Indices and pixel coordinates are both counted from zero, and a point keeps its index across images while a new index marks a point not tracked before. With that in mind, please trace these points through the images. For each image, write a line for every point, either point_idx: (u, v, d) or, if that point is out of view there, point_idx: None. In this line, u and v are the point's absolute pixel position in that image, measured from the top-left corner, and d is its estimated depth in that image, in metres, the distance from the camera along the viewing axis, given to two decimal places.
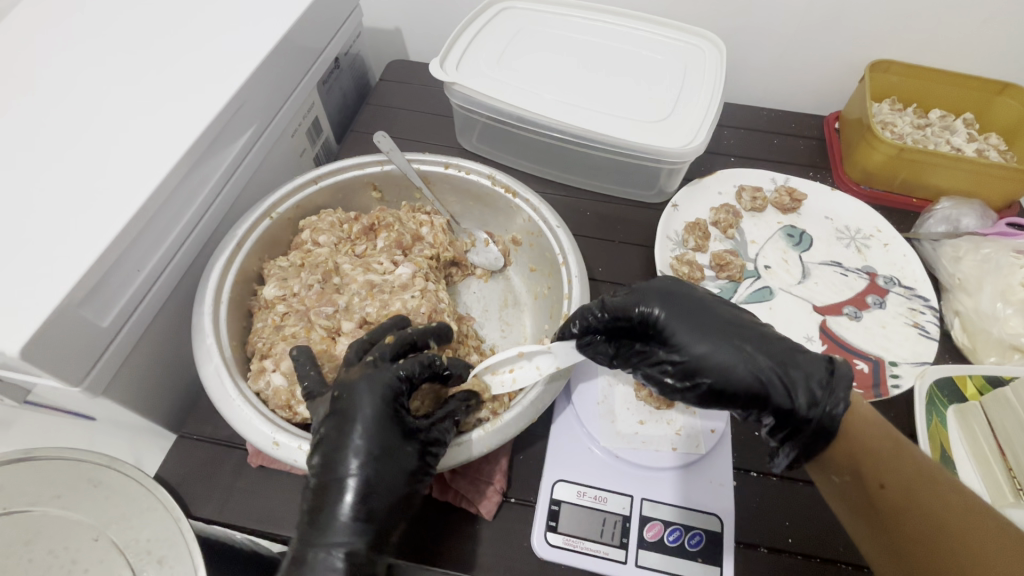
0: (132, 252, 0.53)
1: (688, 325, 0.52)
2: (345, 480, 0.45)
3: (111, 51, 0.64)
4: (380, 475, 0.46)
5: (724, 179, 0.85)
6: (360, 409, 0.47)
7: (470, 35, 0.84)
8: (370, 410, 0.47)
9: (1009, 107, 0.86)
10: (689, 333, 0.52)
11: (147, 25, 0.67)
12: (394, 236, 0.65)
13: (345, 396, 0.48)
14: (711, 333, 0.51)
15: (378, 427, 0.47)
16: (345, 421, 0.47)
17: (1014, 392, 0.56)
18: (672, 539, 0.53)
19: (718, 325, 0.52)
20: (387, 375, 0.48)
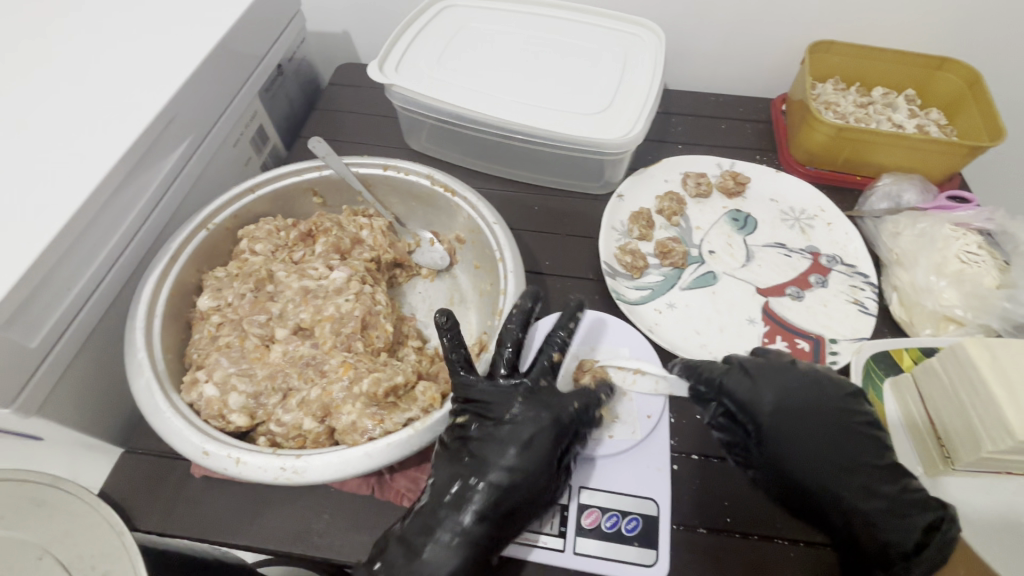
0: (60, 272, 0.53)
1: (776, 395, 0.56)
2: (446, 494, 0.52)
3: (33, 66, 0.63)
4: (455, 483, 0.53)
5: (669, 167, 0.86)
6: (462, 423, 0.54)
7: (410, 36, 0.84)
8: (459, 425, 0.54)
9: (948, 82, 0.87)
10: (769, 398, 0.56)
11: (69, 37, 0.66)
12: (331, 241, 0.66)
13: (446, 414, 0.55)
14: (800, 411, 0.55)
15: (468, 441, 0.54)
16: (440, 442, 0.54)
17: (938, 361, 0.57)
18: (609, 525, 0.54)
19: (806, 404, 0.55)
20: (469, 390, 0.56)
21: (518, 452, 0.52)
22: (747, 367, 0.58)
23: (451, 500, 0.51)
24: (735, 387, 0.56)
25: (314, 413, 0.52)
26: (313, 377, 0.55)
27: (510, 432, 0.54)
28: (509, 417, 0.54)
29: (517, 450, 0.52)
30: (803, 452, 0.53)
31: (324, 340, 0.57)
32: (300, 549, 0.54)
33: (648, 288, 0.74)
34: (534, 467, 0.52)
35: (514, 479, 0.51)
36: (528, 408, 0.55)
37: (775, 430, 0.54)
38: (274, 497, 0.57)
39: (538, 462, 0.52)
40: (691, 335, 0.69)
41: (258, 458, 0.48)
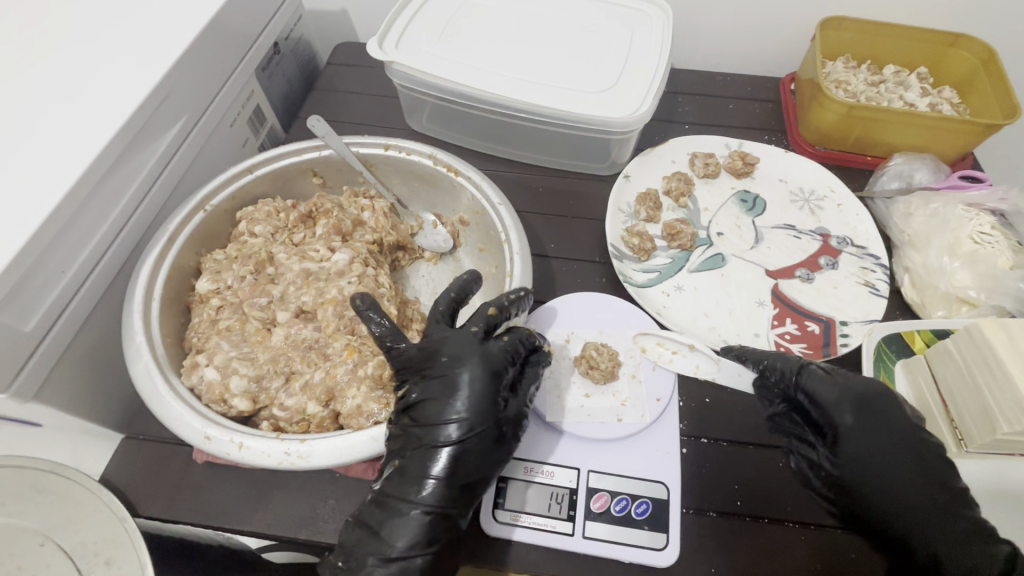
0: (54, 253, 0.51)
1: (857, 407, 0.53)
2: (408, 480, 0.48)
3: (19, 41, 0.60)
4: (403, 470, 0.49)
5: (676, 148, 0.84)
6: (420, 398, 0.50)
7: (409, 13, 0.81)
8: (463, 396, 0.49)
9: (961, 59, 0.85)
10: (843, 409, 0.53)
11: (56, 10, 0.64)
12: (332, 223, 0.64)
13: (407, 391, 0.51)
14: (876, 426, 0.52)
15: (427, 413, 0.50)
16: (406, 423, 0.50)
17: (952, 341, 0.56)
18: (618, 509, 0.53)
19: (882, 419, 0.52)
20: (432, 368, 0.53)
21: (468, 405, 0.49)
22: (840, 376, 0.55)
23: (410, 477, 0.48)
24: (814, 384, 0.54)
25: (318, 397, 0.51)
26: (316, 360, 0.54)
27: (438, 386, 0.50)
28: (454, 374, 0.50)
29: (467, 399, 0.49)
30: (877, 462, 0.51)
31: (326, 324, 0.55)
32: (306, 534, 0.53)
33: (656, 270, 0.72)
34: (479, 416, 0.48)
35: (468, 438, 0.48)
36: (455, 365, 0.50)
37: (856, 429, 0.52)
38: (278, 483, 0.56)
39: (484, 414, 0.49)
40: (699, 318, 0.68)
41: (256, 442, 0.47)
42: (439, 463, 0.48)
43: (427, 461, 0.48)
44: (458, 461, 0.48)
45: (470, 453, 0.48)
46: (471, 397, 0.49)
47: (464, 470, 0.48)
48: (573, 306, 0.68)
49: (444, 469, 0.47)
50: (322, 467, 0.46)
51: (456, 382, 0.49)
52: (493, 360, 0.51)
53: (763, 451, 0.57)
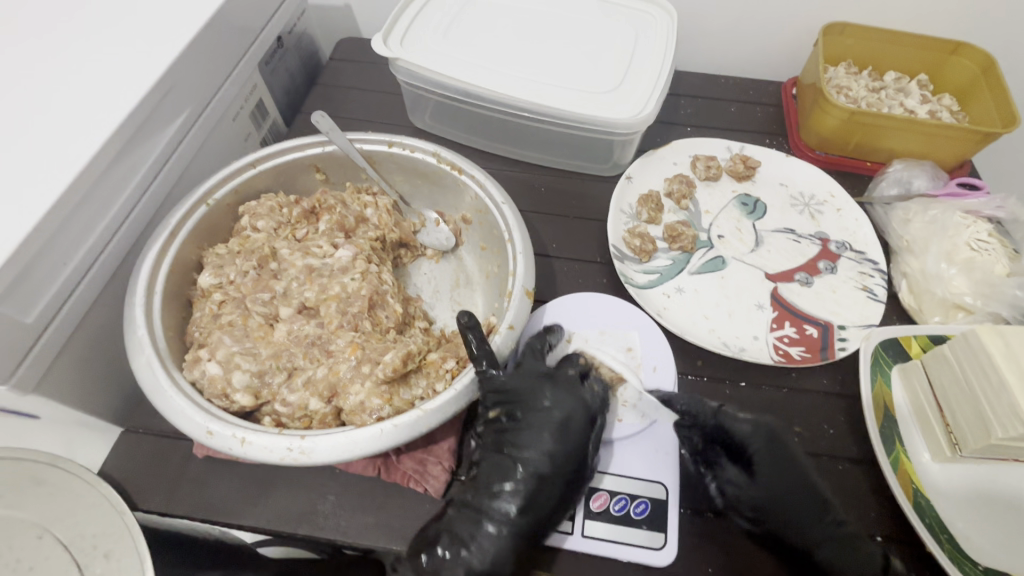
0: (55, 245, 0.51)
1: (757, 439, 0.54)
2: (511, 489, 0.51)
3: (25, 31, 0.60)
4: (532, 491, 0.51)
5: (679, 149, 0.85)
6: (548, 414, 0.54)
7: (415, 10, 0.81)
8: (561, 424, 0.53)
9: (961, 68, 0.86)
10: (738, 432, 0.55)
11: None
12: (335, 219, 0.64)
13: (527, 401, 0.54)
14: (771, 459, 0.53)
15: (561, 442, 0.52)
16: (526, 430, 0.53)
17: (948, 347, 0.57)
18: (617, 508, 0.54)
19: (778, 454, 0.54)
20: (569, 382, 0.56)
21: (557, 456, 0.52)
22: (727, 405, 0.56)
23: (492, 497, 0.51)
24: (734, 422, 0.55)
25: (320, 393, 0.51)
26: (319, 357, 0.54)
27: (544, 419, 0.54)
28: (549, 409, 0.54)
29: (557, 438, 0.53)
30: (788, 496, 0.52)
31: (329, 320, 0.55)
32: (305, 530, 0.53)
33: (656, 272, 0.73)
34: (560, 472, 0.51)
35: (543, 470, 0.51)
36: (551, 401, 0.54)
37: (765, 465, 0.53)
38: (278, 478, 0.56)
39: (572, 451, 0.52)
40: (699, 319, 0.69)
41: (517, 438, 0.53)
42: (522, 498, 0.51)
43: (510, 492, 0.51)
44: (543, 500, 0.51)
45: (555, 489, 0.51)
46: (556, 448, 0.52)
47: (551, 502, 0.51)
48: (572, 306, 0.68)
49: (517, 509, 0.50)
50: (325, 463, 0.46)
51: (553, 423, 0.53)
52: (591, 403, 0.55)
53: None
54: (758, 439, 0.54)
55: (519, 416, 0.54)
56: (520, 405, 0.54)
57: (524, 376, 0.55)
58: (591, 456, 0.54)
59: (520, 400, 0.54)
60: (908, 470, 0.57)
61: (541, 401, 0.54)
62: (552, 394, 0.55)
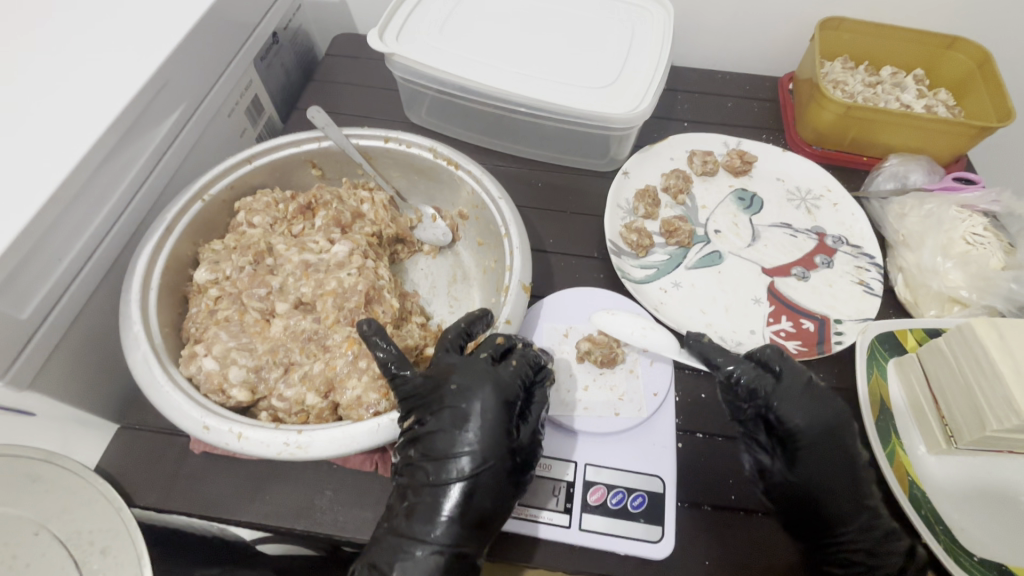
0: (50, 241, 0.51)
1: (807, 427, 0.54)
2: (447, 488, 0.48)
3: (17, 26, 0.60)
4: (477, 488, 0.48)
5: (676, 145, 0.85)
6: (472, 406, 0.49)
7: (411, 5, 0.81)
8: (487, 413, 0.49)
9: (957, 62, 0.86)
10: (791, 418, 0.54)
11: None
12: (331, 214, 0.64)
13: (456, 394, 0.50)
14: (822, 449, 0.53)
15: (490, 435, 0.48)
16: (456, 424, 0.49)
17: (945, 340, 0.57)
18: (615, 502, 0.54)
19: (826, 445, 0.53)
20: (480, 363, 0.52)
21: (480, 454, 0.48)
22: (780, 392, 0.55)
23: (423, 512, 0.47)
24: (787, 411, 0.54)
25: (317, 388, 0.51)
26: (316, 352, 0.54)
27: (455, 417, 0.49)
28: (465, 404, 0.50)
29: (475, 433, 0.48)
30: (831, 483, 0.52)
31: (326, 315, 0.55)
32: (303, 526, 0.53)
33: (653, 267, 0.73)
34: (480, 472, 0.47)
35: (476, 465, 0.48)
36: (466, 396, 0.50)
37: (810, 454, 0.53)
38: (275, 473, 0.56)
39: (496, 445, 0.48)
40: (696, 314, 0.69)
41: (439, 435, 0.49)
42: (451, 501, 0.47)
43: (437, 499, 0.48)
44: (475, 500, 0.47)
45: (487, 489, 0.48)
46: (480, 445, 0.48)
47: (483, 502, 0.47)
48: (569, 301, 0.68)
49: (455, 507, 0.47)
50: (322, 457, 0.46)
51: (464, 419, 0.49)
52: (506, 387, 0.51)
53: None
54: (812, 433, 0.54)
55: (430, 419, 0.49)
56: (430, 403, 0.50)
57: (458, 369, 0.51)
58: (521, 445, 0.50)
59: (426, 400, 0.50)
60: (904, 462, 0.57)
61: (450, 396, 0.50)
62: (458, 385, 0.50)
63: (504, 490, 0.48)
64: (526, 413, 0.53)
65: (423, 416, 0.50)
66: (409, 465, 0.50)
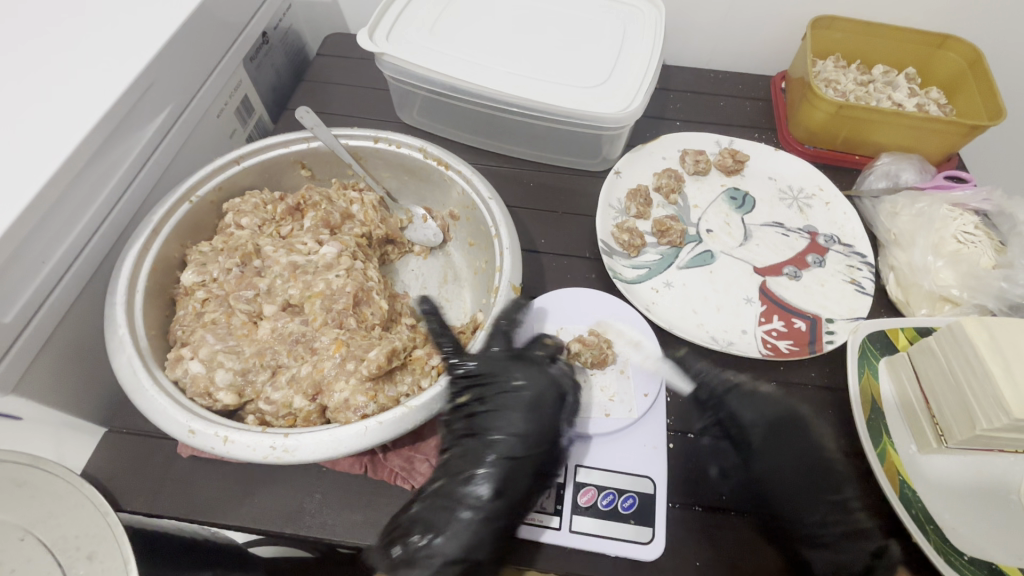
0: (33, 244, 0.50)
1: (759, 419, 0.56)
2: (495, 462, 0.51)
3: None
4: (525, 462, 0.51)
5: (668, 144, 0.84)
6: (531, 392, 0.54)
7: (401, 5, 0.81)
8: (542, 401, 0.54)
9: (948, 61, 0.86)
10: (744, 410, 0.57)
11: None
12: (320, 215, 0.63)
13: (512, 380, 0.54)
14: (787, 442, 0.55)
15: (542, 417, 0.53)
16: (510, 404, 0.53)
17: (936, 340, 0.57)
18: (605, 503, 0.53)
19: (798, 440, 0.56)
20: (538, 362, 0.57)
21: (535, 438, 0.52)
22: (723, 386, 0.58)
23: (469, 484, 0.50)
24: (736, 404, 0.57)
25: (305, 391, 0.51)
26: (304, 354, 0.54)
27: (515, 400, 0.53)
28: (520, 390, 0.54)
29: (529, 419, 0.53)
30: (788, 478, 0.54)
31: (314, 317, 0.55)
32: (291, 529, 0.53)
33: (645, 267, 0.72)
34: (532, 454, 0.51)
35: (526, 443, 0.52)
36: (528, 382, 0.54)
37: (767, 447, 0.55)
38: (264, 476, 0.55)
39: (549, 431, 0.53)
40: (688, 314, 0.69)
41: (494, 414, 0.53)
42: (497, 475, 0.50)
43: (484, 471, 0.50)
44: (524, 480, 0.51)
45: (533, 470, 0.51)
46: (534, 431, 0.52)
47: (528, 481, 0.51)
48: (560, 302, 0.67)
49: (501, 480, 0.50)
50: (310, 461, 0.46)
51: (524, 403, 0.53)
52: (562, 381, 0.56)
53: None
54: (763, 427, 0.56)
55: (490, 400, 0.53)
56: (490, 386, 0.54)
57: (519, 360, 0.56)
58: (563, 437, 0.54)
59: (487, 382, 0.54)
60: (896, 461, 0.57)
61: (512, 382, 0.54)
62: (520, 373, 0.54)
63: (548, 474, 0.52)
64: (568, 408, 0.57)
65: (479, 397, 0.54)
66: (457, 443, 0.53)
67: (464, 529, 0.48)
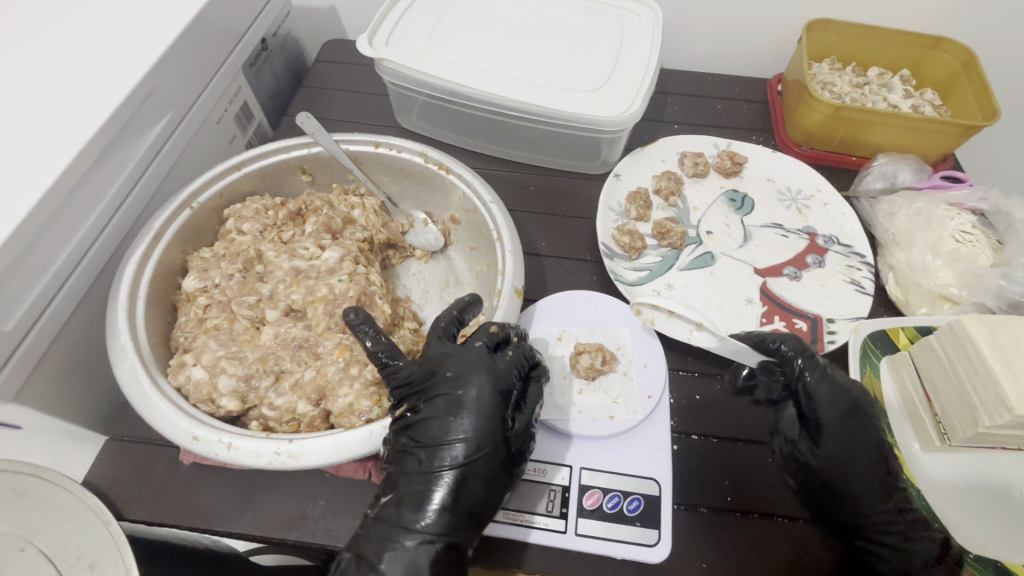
0: (34, 251, 0.50)
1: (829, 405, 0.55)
2: (438, 475, 0.47)
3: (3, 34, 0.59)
4: (472, 473, 0.47)
5: (666, 147, 0.85)
6: (470, 394, 0.49)
7: (399, 11, 0.81)
8: (484, 403, 0.48)
9: (943, 63, 0.87)
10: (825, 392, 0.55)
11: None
12: (322, 220, 0.63)
13: (452, 380, 0.49)
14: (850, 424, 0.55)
15: (485, 421, 0.48)
16: (452, 408, 0.48)
17: (938, 340, 0.57)
18: (610, 505, 0.53)
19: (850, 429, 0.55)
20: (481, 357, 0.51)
21: (478, 441, 0.47)
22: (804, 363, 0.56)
23: (411, 498, 0.47)
24: (817, 387, 0.55)
25: (308, 396, 0.51)
26: (306, 359, 0.53)
27: (452, 405, 0.49)
28: (460, 392, 0.49)
29: (469, 423, 0.48)
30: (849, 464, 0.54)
31: (316, 322, 0.55)
32: (296, 536, 0.52)
33: (646, 269, 0.73)
34: (475, 459, 0.47)
35: (470, 451, 0.47)
36: (461, 383, 0.49)
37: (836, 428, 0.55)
38: (267, 483, 0.55)
39: (491, 433, 0.48)
40: (689, 315, 0.69)
41: (434, 422, 0.48)
42: (443, 490, 0.47)
43: (428, 486, 0.47)
44: (468, 492, 0.47)
45: (477, 477, 0.47)
46: (476, 433, 0.48)
47: (472, 492, 0.47)
48: (563, 305, 0.67)
49: (447, 495, 0.46)
50: (314, 467, 0.45)
51: (460, 406, 0.48)
52: (503, 375, 0.50)
53: (750, 446, 0.57)
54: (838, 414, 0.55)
55: (423, 405, 0.49)
56: (425, 391, 0.49)
57: (452, 358, 0.51)
58: (514, 439, 0.49)
59: (418, 389, 0.50)
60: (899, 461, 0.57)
61: (445, 383, 0.49)
62: (454, 374, 0.50)
63: (496, 481, 0.48)
64: (522, 403, 0.52)
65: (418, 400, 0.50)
66: (398, 455, 0.49)
67: (410, 552, 0.45)
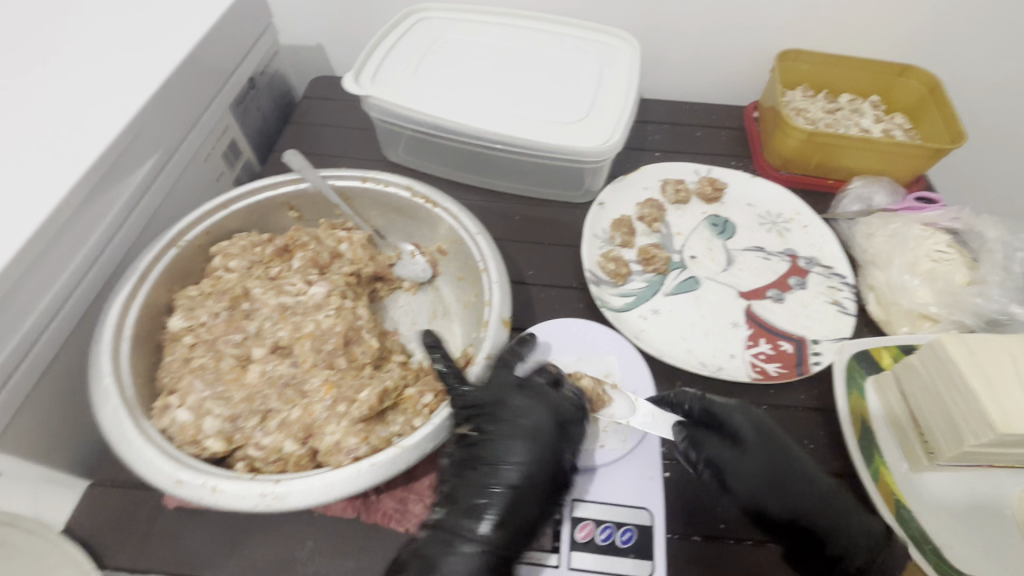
0: (19, 293, 0.50)
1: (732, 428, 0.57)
2: (497, 491, 0.51)
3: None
4: (525, 492, 0.51)
5: (648, 174, 0.87)
6: (536, 421, 0.54)
7: (384, 49, 0.83)
8: (547, 431, 0.53)
9: (910, 88, 0.91)
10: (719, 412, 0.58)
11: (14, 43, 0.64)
12: (310, 256, 0.64)
13: (517, 407, 0.55)
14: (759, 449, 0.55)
15: (547, 448, 0.53)
16: (513, 430, 0.53)
17: (919, 359, 0.58)
18: (604, 537, 0.52)
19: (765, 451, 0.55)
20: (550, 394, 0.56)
21: (526, 466, 0.51)
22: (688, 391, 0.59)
23: (467, 509, 0.50)
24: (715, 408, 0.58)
25: (296, 435, 0.50)
26: (294, 397, 0.53)
27: (515, 428, 0.54)
28: (521, 419, 0.54)
29: (530, 447, 0.52)
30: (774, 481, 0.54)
31: (304, 358, 0.55)
32: None
33: (633, 294, 0.74)
34: (528, 482, 0.51)
35: (529, 473, 0.51)
36: (526, 412, 0.54)
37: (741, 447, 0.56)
38: (255, 526, 0.54)
39: (549, 460, 0.52)
40: (677, 341, 0.69)
41: (497, 442, 0.53)
42: (501, 506, 0.50)
43: (486, 501, 0.50)
44: (523, 513, 0.50)
45: (530, 496, 0.51)
46: (525, 460, 0.52)
47: (524, 511, 0.50)
48: (550, 332, 0.66)
49: (502, 511, 0.50)
50: (300, 508, 0.45)
51: (523, 432, 0.53)
52: (562, 411, 0.55)
53: None
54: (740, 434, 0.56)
55: (490, 428, 0.54)
56: (493, 414, 0.54)
57: (519, 390, 0.56)
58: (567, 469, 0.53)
59: (486, 411, 0.54)
60: (888, 480, 0.58)
61: (510, 412, 0.54)
62: (519, 403, 0.55)
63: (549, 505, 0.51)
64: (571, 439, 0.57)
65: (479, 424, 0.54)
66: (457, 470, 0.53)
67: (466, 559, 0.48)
